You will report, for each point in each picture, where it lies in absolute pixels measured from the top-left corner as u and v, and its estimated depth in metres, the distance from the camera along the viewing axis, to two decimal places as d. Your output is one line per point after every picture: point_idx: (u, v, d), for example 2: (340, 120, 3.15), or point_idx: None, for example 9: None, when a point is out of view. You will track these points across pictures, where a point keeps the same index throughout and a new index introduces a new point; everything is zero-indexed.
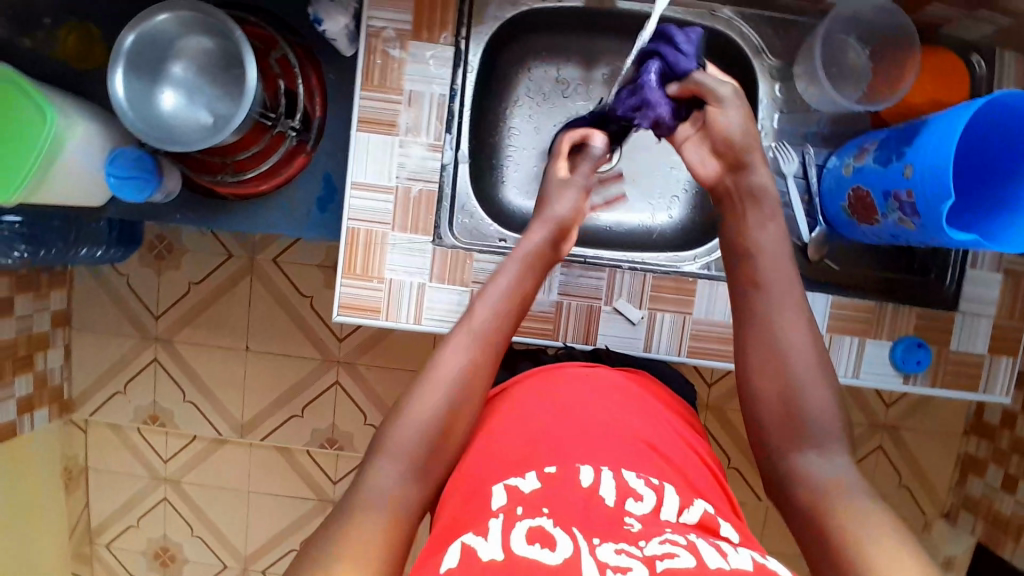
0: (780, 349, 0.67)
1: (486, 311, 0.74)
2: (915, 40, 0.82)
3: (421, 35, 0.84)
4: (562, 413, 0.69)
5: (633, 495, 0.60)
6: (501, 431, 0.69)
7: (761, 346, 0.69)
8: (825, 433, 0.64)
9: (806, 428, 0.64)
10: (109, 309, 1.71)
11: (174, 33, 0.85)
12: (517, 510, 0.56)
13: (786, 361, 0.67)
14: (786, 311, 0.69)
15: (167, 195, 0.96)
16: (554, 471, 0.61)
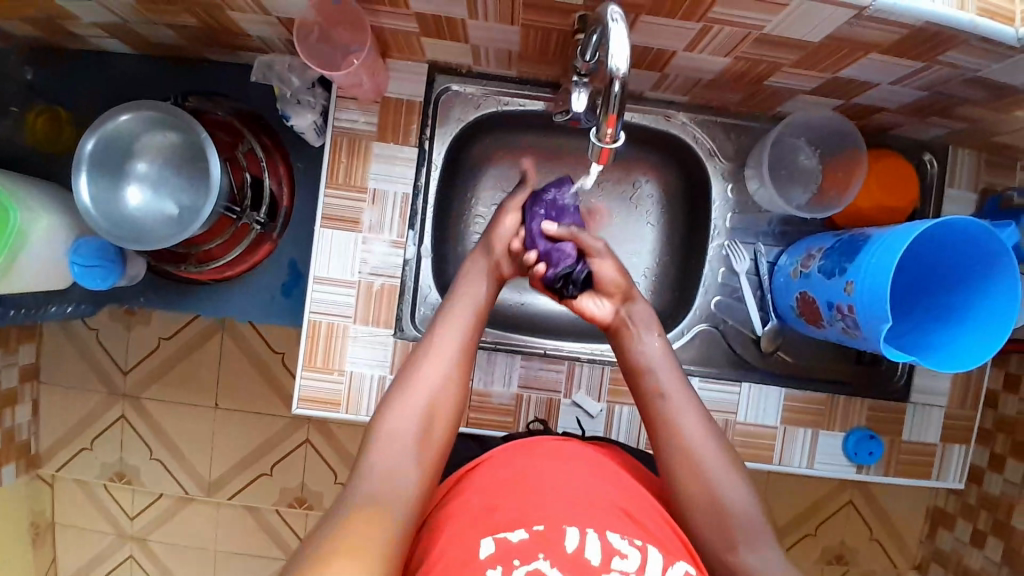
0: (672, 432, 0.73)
1: (464, 311, 0.78)
2: (860, 143, 0.83)
3: (387, 137, 0.87)
4: (542, 477, 0.70)
5: (619, 554, 0.62)
6: (479, 496, 0.70)
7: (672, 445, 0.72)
8: (748, 524, 0.68)
9: (733, 522, 0.68)
10: (77, 364, 1.68)
11: (137, 130, 0.86)
12: (512, 560, 0.60)
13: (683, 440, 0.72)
14: (685, 413, 0.73)
15: (131, 280, 0.97)
16: (543, 529, 0.63)
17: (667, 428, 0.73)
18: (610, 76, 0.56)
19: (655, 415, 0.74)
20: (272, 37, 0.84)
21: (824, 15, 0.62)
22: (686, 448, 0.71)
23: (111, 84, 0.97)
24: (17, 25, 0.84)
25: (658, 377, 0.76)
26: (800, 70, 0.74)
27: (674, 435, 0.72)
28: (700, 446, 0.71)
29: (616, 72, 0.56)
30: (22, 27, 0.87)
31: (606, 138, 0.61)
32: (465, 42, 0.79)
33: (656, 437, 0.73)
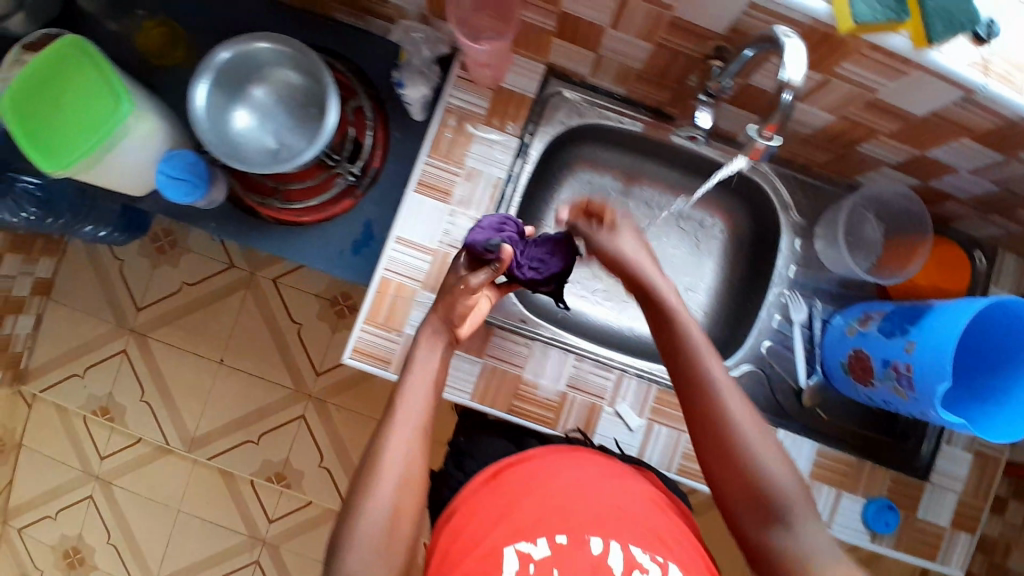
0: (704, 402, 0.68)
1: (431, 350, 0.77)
2: (927, 227, 0.89)
3: (493, 122, 0.92)
4: (577, 488, 0.72)
5: (640, 569, 0.64)
6: (506, 490, 0.71)
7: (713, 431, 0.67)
8: (793, 506, 0.63)
9: (775, 504, 0.63)
10: (93, 289, 1.67)
11: (267, 59, 0.88)
12: (533, 562, 0.64)
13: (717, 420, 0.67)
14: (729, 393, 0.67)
15: (210, 204, 0.98)
16: (563, 542, 0.65)
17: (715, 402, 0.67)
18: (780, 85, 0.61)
19: (687, 389, 0.69)
20: (411, 8, 0.90)
21: (935, 89, 0.68)
22: (733, 438, 0.65)
23: (230, 15, 0.99)
24: None
25: (693, 342, 0.70)
26: (893, 141, 0.81)
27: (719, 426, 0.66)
28: (748, 431, 0.65)
29: (785, 86, 0.63)
30: None
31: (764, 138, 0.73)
32: (592, 51, 0.85)
33: (693, 408, 0.69)
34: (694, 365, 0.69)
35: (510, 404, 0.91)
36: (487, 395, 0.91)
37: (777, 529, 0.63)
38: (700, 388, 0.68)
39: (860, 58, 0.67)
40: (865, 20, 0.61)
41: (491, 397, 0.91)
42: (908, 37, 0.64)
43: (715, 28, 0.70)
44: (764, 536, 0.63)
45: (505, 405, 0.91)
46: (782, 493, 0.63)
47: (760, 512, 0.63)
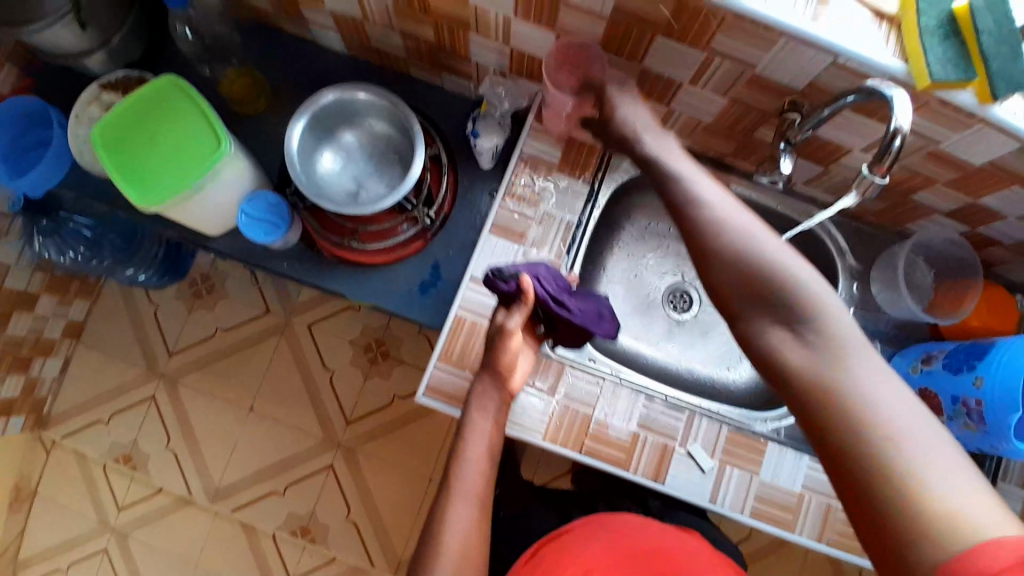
0: (718, 230, 0.63)
1: (483, 419, 0.80)
2: (979, 274, 0.94)
3: (564, 169, 0.97)
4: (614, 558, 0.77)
5: None
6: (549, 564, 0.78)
7: (737, 256, 0.61)
8: (823, 317, 0.56)
9: (809, 320, 0.57)
10: (126, 332, 1.66)
11: (362, 108, 0.93)
12: None
13: (726, 248, 0.62)
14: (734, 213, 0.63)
15: (285, 244, 1.01)
16: None
17: (723, 226, 0.63)
18: (890, 130, 0.63)
19: (694, 219, 0.65)
20: (491, 65, 0.96)
21: (994, 140, 0.74)
22: (751, 261, 0.60)
23: (312, 68, 1.06)
24: None
25: (698, 183, 0.68)
26: (947, 189, 0.87)
27: (741, 245, 0.61)
28: (770, 251, 0.60)
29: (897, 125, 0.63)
30: None
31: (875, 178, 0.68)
32: (664, 105, 0.91)
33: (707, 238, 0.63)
34: (704, 198, 0.66)
35: (582, 445, 0.91)
36: (560, 435, 0.92)
37: (801, 347, 0.56)
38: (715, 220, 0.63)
39: (928, 110, 0.74)
40: (943, 78, 0.68)
41: (563, 436, 0.91)
42: (973, 94, 0.70)
43: (793, 84, 0.77)
44: (788, 355, 0.57)
45: (577, 444, 0.91)
46: (813, 306, 0.57)
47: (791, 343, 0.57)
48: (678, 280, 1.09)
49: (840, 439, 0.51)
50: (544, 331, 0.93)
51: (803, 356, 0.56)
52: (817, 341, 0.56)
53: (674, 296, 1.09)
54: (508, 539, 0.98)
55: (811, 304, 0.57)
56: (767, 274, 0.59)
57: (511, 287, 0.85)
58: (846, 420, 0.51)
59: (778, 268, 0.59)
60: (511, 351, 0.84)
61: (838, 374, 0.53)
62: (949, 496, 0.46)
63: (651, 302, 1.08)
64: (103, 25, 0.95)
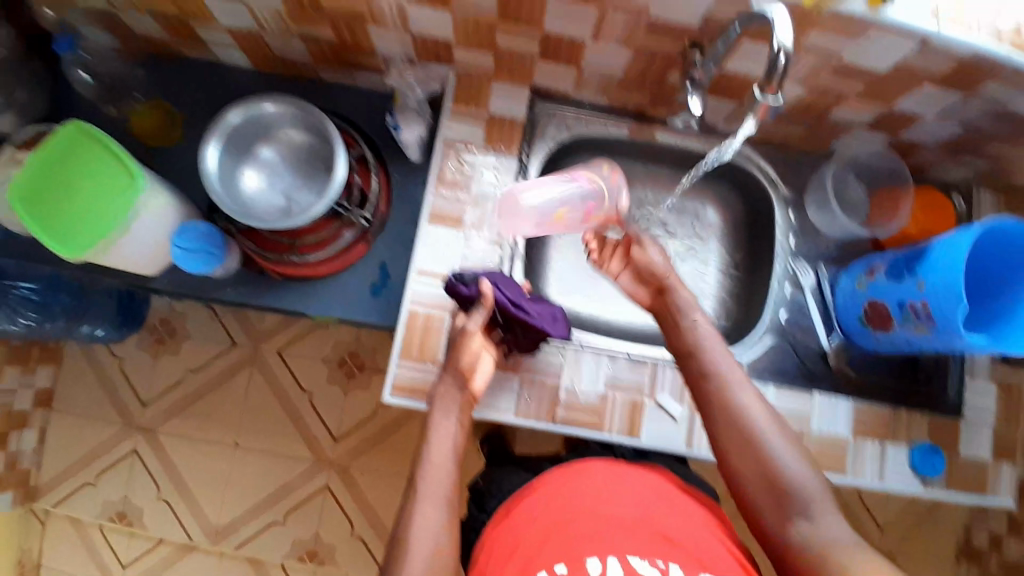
0: (712, 400, 0.80)
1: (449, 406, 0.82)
2: (908, 179, 0.96)
3: (490, 145, 0.97)
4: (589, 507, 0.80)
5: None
6: (524, 515, 0.82)
7: (722, 407, 0.78)
8: (810, 496, 0.72)
9: (798, 496, 0.72)
10: (95, 391, 1.63)
11: (274, 120, 0.92)
12: None
13: (724, 412, 0.78)
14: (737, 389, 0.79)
15: (225, 271, 0.99)
16: (563, 570, 0.72)
17: (732, 402, 0.78)
18: (773, 51, 0.64)
19: (702, 388, 0.81)
20: (397, 55, 0.95)
21: (893, 43, 0.76)
22: (746, 430, 0.76)
23: (222, 89, 1.04)
24: (155, 21, 0.93)
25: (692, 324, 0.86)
26: (860, 102, 0.88)
27: (717, 384, 0.80)
28: (765, 432, 0.76)
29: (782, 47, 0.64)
30: (151, 26, 0.95)
31: (769, 92, 0.69)
32: (575, 67, 0.91)
33: (710, 412, 0.79)
34: (712, 363, 0.81)
35: (554, 414, 0.92)
36: (530, 409, 0.92)
37: (801, 522, 0.71)
38: (712, 377, 0.80)
39: (822, 26, 0.75)
40: None
41: (534, 409, 0.92)
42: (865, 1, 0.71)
43: (691, 23, 0.77)
44: (795, 528, 0.71)
45: (548, 415, 0.92)
46: (796, 485, 0.72)
47: (781, 504, 0.72)
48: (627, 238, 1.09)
49: None
50: (502, 335, 0.91)
51: (805, 530, 0.70)
52: (812, 517, 0.71)
53: None
54: (489, 504, 0.99)
55: (796, 487, 0.72)
56: (751, 449, 0.75)
57: (471, 291, 0.85)
58: None
59: (767, 442, 0.75)
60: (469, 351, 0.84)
61: (827, 543, 0.68)
62: None
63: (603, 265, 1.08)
64: None
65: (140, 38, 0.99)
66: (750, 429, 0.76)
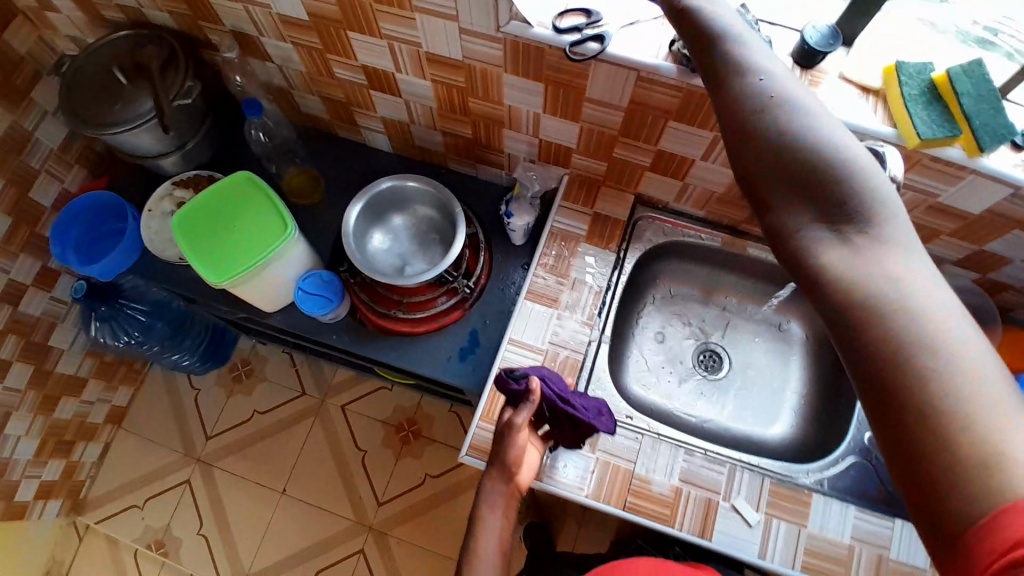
0: (764, 134, 0.51)
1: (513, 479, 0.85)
2: (996, 318, 0.98)
3: (592, 238, 1.06)
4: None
5: None
6: None
7: (790, 124, 0.50)
8: (889, 239, 0.45)
9: (869, 247, 0.45)
10: (164, 417, 1.71)
11: (410, 194, 1.03)
12: None
13: (800, 134, 0.49)
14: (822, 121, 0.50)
15: (334, 317, 1.09)
16: None
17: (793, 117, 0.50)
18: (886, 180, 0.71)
19: (750, 109, 0.52)
20: (522, 154, 1.08)
21: (986, 191, 0.82)
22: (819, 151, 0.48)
23: (361, 162, 1.19)
24: (323, 101, 1.09)
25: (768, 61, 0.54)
26: (951, 240, 0.93)
27: (814, 141, 0.48)
28: (849, 169, 0.47)
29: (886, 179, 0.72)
30: (319, 105, 1.12)
31: None
32: (679, 179, 1.01)
33: (748, 139, 0.52)
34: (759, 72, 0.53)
35: (624, 500, 0.93)
36: (603, 491, 0.93)
37: (852, 252, 0.45)
38: (767, 97, 0.52)
39: (919, 168, 0.82)
40: (929, 137, 0.77)
41: (607, 493, 0.93)
42: (962, 149, 0.79)
43: None
44: (859, 278, 0.44)
45: (621, 500, 0.93)
46: (867, 230, 0.46)
47: (844, 265, 0.45)
48: (707, 340, 1.14)
49: (899, 374, 0.40)
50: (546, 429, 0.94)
51: (856, 260, 0.45)
52: (870, 247, 0.45)
53: (703, 355, 1.13)
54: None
55: (870, 240, 0.45)
56: (829, 188, 0.47)
57: (520, 387, 0.88)
58: (905, 373, 0.40)
59: (845, 175, 0.47)
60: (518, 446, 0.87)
61: (911, 302, 0.41)
62: (991, 410, 0.37)
63: (682, 362, 1.13)
64: (181, 130, 1.08)
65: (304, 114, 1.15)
66: (846, 201, 0.47)
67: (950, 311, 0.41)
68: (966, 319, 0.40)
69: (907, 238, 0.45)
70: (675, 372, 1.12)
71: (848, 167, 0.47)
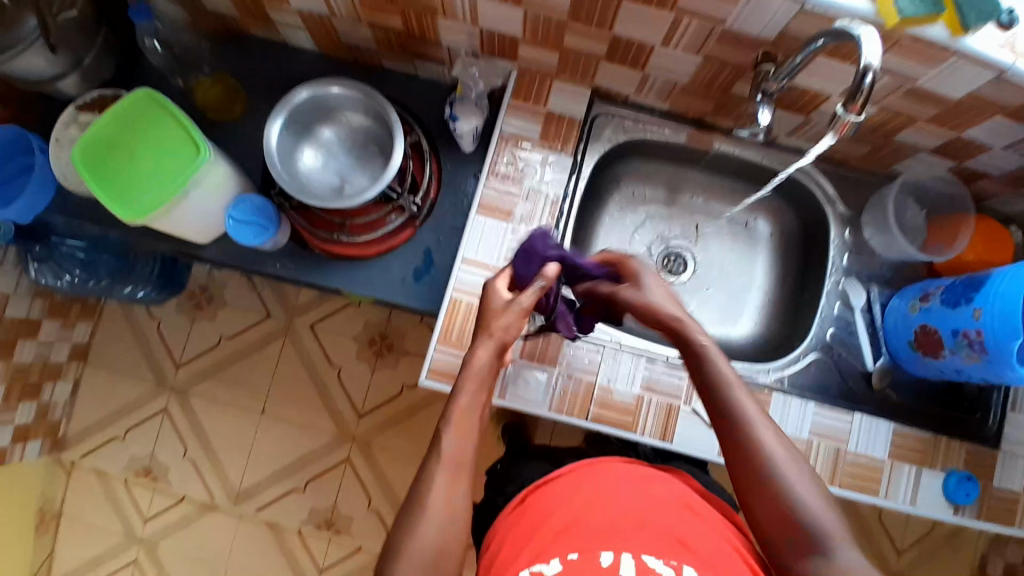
0: (713, 378, 0.68)
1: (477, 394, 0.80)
2: (970, 207, 0.94)
3: (545, 141, 0.97)
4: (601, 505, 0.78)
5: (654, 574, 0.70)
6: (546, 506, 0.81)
7: (750, 456, 0.65)
8: (823, 534, 0.61)
9: (810, 532, 0.61)
10: (130, 349, 1.68)
11: (338, 102, 0.93)
12: None
13: (732, 393, 0.67)
14: (744, 395, 0.67)
15: (274, 245, 1.01)
16: (575, 558, 0.72)
17: (773, 487, 0.63)
18: (860, 69, 0.63)
19: (727, 435, 0.67)
20: (462, 48, 0.95)
21: (970, 71, 0.74)
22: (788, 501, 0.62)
23: (286, 68, 1.06)
24: None
25: (720, 367, 0.68)
26: (928, 127, 0.86)
27: (750, 431, 0.65)
28: (787, 471, 0.64)
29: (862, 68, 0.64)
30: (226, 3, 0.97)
31: (852, 109, 0.67)
32: (638, 71, 0.91)
33: (746, 497, 0.65)
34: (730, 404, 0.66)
35: (588, 411, 0.92)
36: (565, 405, 0.93)
37: (816, 561, 0.60)
38: (734, 417, 0.66)
39: (900, 49, 0.73)
40: (910, 15, 0.68)
41: (569, 406, 0.93)
42: (945, 27, 0.70)
43: (763, 37, 0.77)
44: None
45: (583, 412, 0.93)
46: (810, 523, 0.61)
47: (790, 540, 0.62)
48: (672, 244, 1.08)
49: None
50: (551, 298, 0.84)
51: (821, 574, 0.60)
52: (826, 551, 0.60)
53: (668, 260, 1.07)
54: (506, 489, 1.02)
55: (810, 525, 0.61)
56: (773, 501, 0.63)
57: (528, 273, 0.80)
58: None
59: (786, 495, 0.63)
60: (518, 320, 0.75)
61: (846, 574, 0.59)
62: None
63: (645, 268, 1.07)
64: (70, 44, 0.94)
65: (211, 13, 1.00)
66: (784, 494, 0.63)
67: (848, 555, 0.60)
68: (855, 551, 0.60)
69: (815, 484, 0.64)
70: None
71: (754, 438, 0.65)
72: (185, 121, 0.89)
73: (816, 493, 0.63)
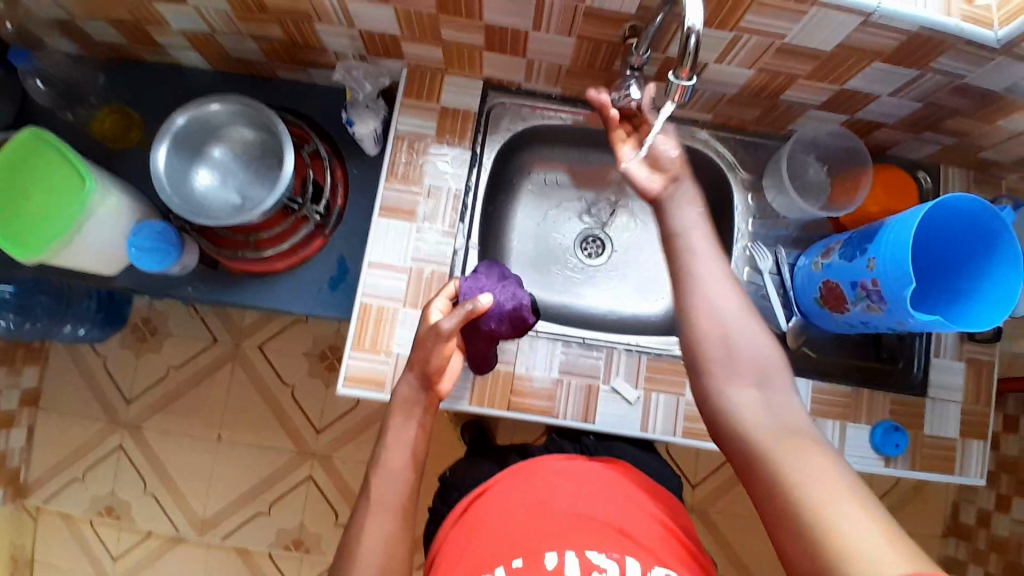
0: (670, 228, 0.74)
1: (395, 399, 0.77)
2: (866, 158, 0.95)
3: (442, 137, 0.97)
4: (541, 508, 0.76)
5: (597, 569, 0.68)
6: (482, 518, 0.78)
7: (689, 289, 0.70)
8: (756, 360, 0.65)
9: (741, 358, 0.66)
10: (79, 390, 1.66)
11: (223, 119, 0.93)
12: None
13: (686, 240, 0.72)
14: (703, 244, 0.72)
15: (182, 268, 0.99)
16: (520, 565, 0.68)
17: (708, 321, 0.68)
18: (684, 31, 0.65)
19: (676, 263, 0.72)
20: (347, 50, 0.94)
21: (839, 21, 0.73)
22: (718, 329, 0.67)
23: (179, 91, 1.05)
24: (102, 23, 0.93)
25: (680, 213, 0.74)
26: (812, 84, 0.87)
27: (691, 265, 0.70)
28: (722, 308, 0.68)
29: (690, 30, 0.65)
30: (105, 29, 0.95)
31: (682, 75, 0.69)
32: (522, 57, 0.91)
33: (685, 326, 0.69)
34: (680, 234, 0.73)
35: (509, 402, 0.93)
36: (485, 398, 0.92)
37: (737, 385, 0.65)
38: (683, 260, 0.71)
39: (764, 9, 0.73)
40: None
41: (490, 399, 0.92)
42: None
43: (627, 10, 0.77)
44: (732, 398, 0.65)
45: (504, 403, 0.93)
46: (740, 352, 0.66)
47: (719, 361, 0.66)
48: (587, 226, 1.09)
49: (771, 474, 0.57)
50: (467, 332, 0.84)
51: (738, 397, 0.64)
52: (753, 382, 0.65)
53: (585, 243, 1.09)
54: (450, 499, 1.01)
55: (736, 347, 0.66)
56: (711, 324, 0.67)
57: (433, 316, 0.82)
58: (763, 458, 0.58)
59: (716, 304, 0.68)
60: (442, 353, 0.76)
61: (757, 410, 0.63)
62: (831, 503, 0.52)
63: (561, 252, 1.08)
64: None
65: (92, 40, 0.98)
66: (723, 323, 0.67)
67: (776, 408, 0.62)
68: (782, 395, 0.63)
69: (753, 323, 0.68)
70: (557, 266, 1.07)
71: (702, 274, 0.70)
72: (70, 154, 0.87)
73: (757, 344, 0.66)
